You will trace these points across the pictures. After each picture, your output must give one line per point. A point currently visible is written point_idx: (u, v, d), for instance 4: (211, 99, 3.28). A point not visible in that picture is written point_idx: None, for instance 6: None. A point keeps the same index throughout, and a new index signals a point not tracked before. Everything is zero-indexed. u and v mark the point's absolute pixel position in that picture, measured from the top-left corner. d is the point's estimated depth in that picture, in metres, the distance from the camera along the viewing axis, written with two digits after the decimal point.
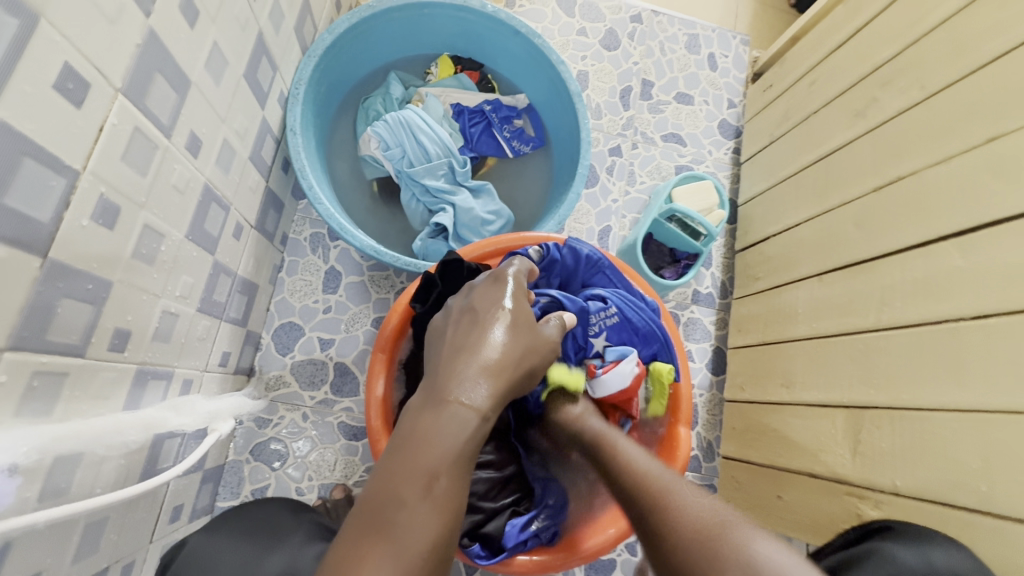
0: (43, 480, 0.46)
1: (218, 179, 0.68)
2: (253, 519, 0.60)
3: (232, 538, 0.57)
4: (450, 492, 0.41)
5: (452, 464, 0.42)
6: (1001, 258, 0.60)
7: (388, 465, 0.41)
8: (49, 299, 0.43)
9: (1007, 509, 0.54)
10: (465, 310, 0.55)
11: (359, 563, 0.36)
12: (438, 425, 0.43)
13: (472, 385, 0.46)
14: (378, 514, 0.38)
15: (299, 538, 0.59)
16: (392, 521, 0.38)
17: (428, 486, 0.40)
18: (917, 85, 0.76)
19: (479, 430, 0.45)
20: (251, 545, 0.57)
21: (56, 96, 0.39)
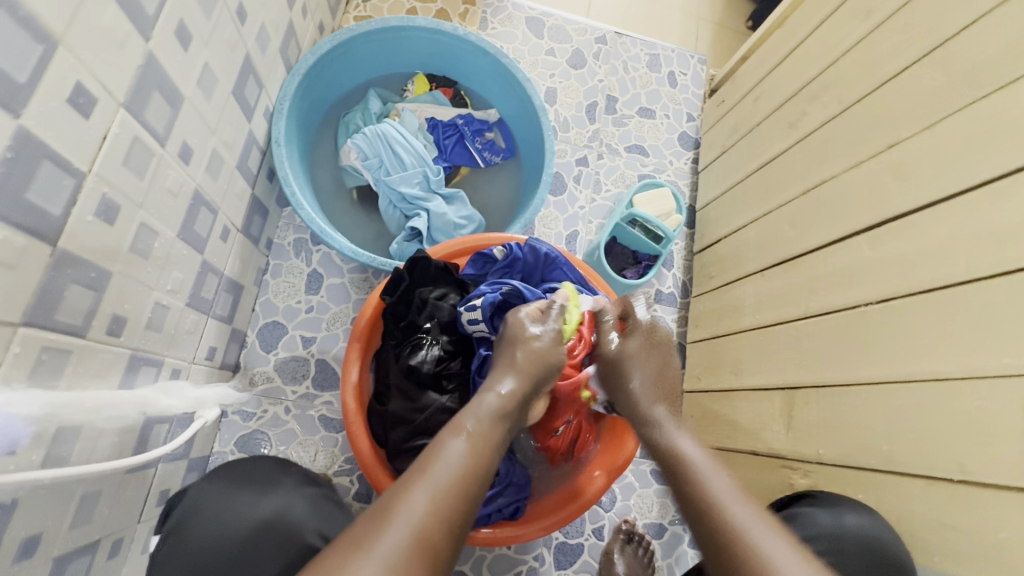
0: (47, 445, 0.52)
1: (208, 185, 0.75)
2: (247, 467, 0.67)
3: (233, 487, 0.63)
4: (482, 444, 0.52)
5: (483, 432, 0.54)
6: (901, 248, 0.68)
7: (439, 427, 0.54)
8: (59, 283, 0.49)
9: (907, 467, 0.61)
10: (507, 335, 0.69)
11: (411, 479, 0.47)
12: (476, 405, 0.57)
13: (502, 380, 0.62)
14: (429, 452, 0.50)
15: (293, 482, 0.67)
16: (438, 454, 0.49)
17: (468, 437, 0.52)
18: (838, 99, 0.85)
19: (504, 410, 0.58)
20: (251, 489, 0.64)
21: (71, 109, 0.46)
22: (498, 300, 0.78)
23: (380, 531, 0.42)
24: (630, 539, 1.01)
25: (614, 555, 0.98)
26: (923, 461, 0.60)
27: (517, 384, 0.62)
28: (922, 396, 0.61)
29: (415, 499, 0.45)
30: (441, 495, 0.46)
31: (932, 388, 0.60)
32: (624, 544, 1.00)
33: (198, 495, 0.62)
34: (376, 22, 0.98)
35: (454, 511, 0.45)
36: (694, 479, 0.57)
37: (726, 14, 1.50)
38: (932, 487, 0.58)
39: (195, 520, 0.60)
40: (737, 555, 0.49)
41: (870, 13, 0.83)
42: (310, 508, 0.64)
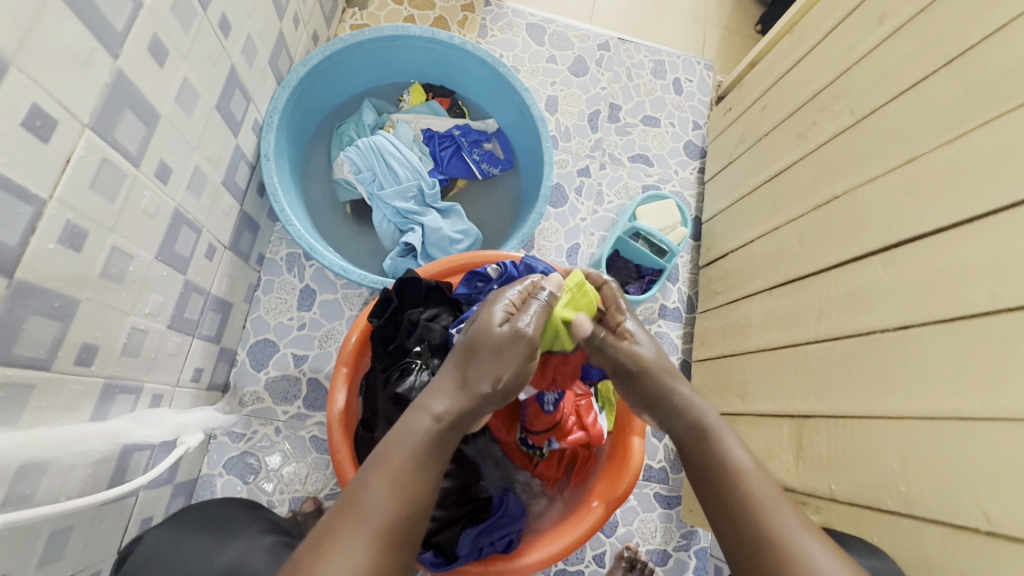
0: (8, 484, 0.49)
1: (190, 204, 0.72)
2: (209, 513, 0.63)
3: (191, 531, 0.60)
4: (411, 478, 0.50)
5: (413, 462, 0.50)
6: (918, 271, 0.63)
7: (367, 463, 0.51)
8: (17, 316, 0.47)
9: (926, 510, 0.57)
10: (465, 337, 0.60)
11: (331, 535, 0.45)
12: (406, 429, 0.52)
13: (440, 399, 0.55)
14: (351, 500, 0.48)
15: (255, 530, 0.63)
16: (359, 505, 0.47)
17: (391, 478, 0.49)
18: (850, 109, 0.81)
19: (438, 436, 0.53)
20: (210, 536, 0.60)
21: (26, 133, 0.44)
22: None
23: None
24: (633, 567, 0.98)
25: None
26: (943, 505, 0.55)
27: (455, 402, 0.55)
28: (944, 435, 0.56)
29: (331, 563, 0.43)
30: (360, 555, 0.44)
31: (953, 425, 0.55)
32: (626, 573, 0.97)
33: (153, 540, 0.59)
34: (368, 32, 0.95)
35: (378, 562, 0.45)
36: (716, 449, 0.56)
37: (734, 19, 1.46)
38: (951, 533, 0.54)
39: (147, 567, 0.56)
40: (765, 545, 0.48)
41: (884, 19, 0.78)
42: (270, 559, 0.59)
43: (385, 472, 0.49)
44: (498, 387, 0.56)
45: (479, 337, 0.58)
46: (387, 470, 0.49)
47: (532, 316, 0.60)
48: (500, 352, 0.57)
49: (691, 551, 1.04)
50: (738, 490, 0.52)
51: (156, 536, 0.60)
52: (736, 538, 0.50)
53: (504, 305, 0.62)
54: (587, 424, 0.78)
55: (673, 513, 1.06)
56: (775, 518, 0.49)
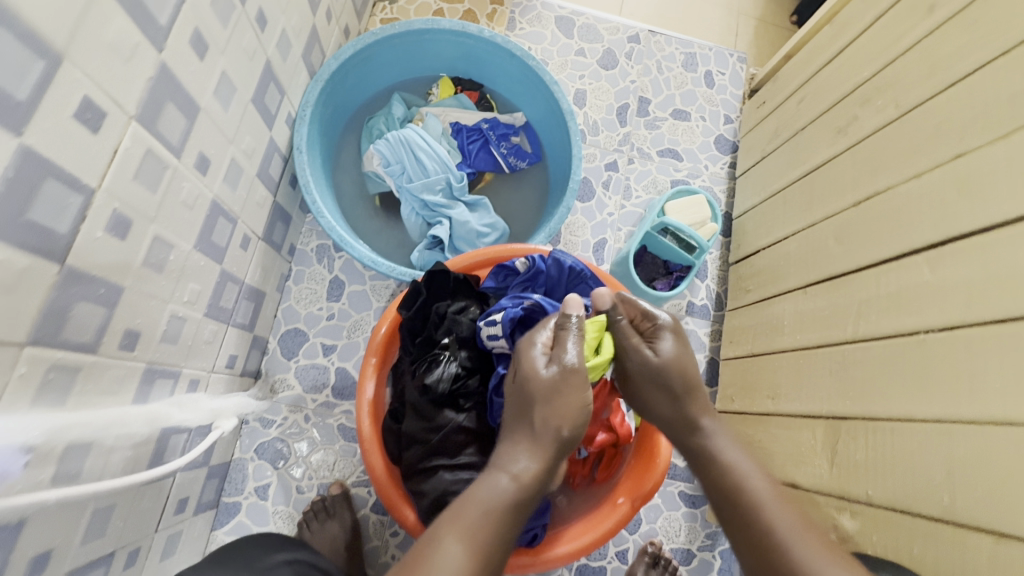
0: (56, 464, 0.51)
1: (227, 195, 0.74)
2: (242, 554, 0.66)
3: (229, 569, 0.63)
4: (484, 542, 0.48)
5: (489, 522, 0.50)
6: (967, 271, 0.61)
7: (439, 519, 0.51)
8: (67, 301, 0.48)
9: (971, 519, 0.55)
10: (516, 386, 0.59)
11: None
12: (485, 490, 0.52)
13: (518, 457, 0.54)
14: (423, 549, 0.47)
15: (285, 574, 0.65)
16: (432, 558, 0.46)
17: (467, 535, 0.48)
18: (894, 102, 0.78)
19: (516, 498, 0.52)
20: (245, 574, 0.63)
21: (77, 125, 0.45)
22: (520, 315, 0.71)
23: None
24: (656, 563, 0.97)
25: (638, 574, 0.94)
26: (989, 513, 0.53)
27: (535, 463, 0.54)
28: (991, 443, 0.54)
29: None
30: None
31: (1000, 431, 0.53)
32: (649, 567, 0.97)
33: (195, 573, 0.61)
34: (399, 26, 0.96)
35: None
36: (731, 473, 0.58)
37: (769, 9, 1.42)
38: (998, 543, 0.52)
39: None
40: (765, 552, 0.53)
41: (934, 8, 0.75)
42: None
43: (460, 529, 0.48)
44: (562, 437, 0.55)
45: (529, 385, 0.57)
46: (462, 527, 0.49)
47: (572, 344, 0.59)
48: (555, 398, 0.56)
49: (715, 551, 1.03)
50: (757, 517, 0.54)
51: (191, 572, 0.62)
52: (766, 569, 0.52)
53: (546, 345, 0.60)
54: (616, 425, 0.80)
55: (698, 513, 1.05)
56: (793, 547, 0.52)
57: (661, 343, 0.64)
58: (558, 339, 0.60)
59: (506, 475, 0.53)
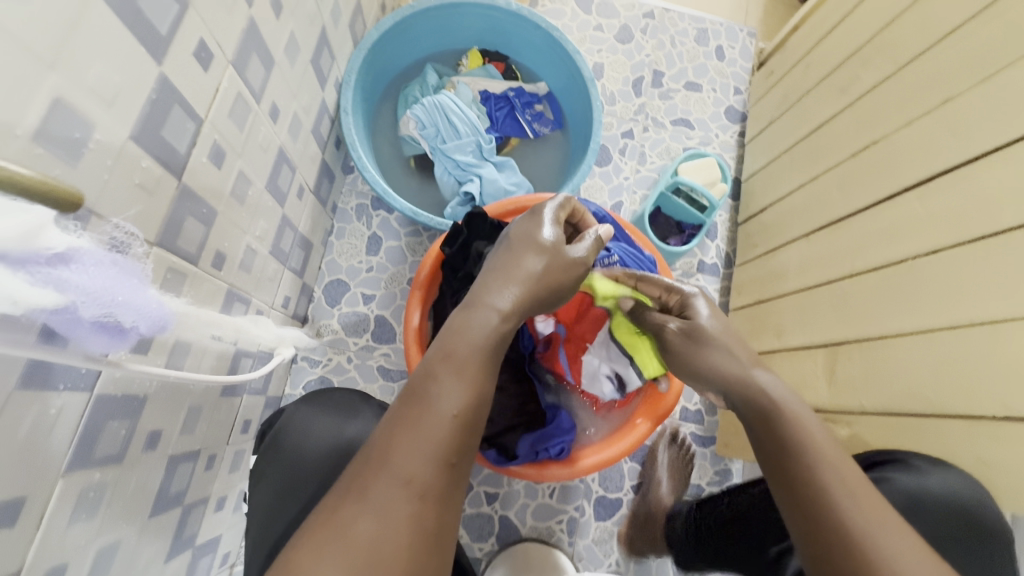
0: (167, 355, 0.61)
1: (289, 145, 0.83)
2: (333, 399, 0.77)
3: (321, 410, 0.74)
4: (476, 374, 0.51)
5: (478, 361, 0.52)
6: (951, 202, 0.69)
7: (431, 356, 0.52)
8: (180, 214, 0.58)
9: (949, 408, 0.63)
10: (505, 243, 0.64)
11: (404, 422, 0.47)
12: (470, 325, 0.54)
13: (502, 291, 0.57)
14: (418, 387, 0.50)
15: (370, 413, 0.75)
16: (427, 397, 0.49)
17: (458, 372, 0.51)
18: (891, 61, 0.85)
19: (502, 332, 0.55)
20: (333, 414, 0.73)
21: (194, 62, 0.55)
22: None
23: (373, 480, 0.45)
24: (674, 440, 1.12)
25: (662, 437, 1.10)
26: (964, 400, 0.62)
27: (519, 294, 0.57)
28: (966, 341, 0.62)
29: (403, 448, 0.45)
30: (431, 440, 0.46)
31: (976, 331, 0.62)
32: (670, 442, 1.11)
33: (297, 413, 0.74)
34: None
35: (452, 446, 0.47)
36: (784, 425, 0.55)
37: None
38: (972, 424, 0.61)
39: (289, 435, 0.72)
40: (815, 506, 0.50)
41: None
42: None
43: (450, 366, 0.51)
44: (539, 275, 0.60)
45: (520, 238, 0.63)
46: (454, 367, 0.51)
47: (588, 242, 0.67)
48: (541, 244, 0.62)
49: (723, 486, 1.12)
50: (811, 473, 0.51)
51: (294, 410, 0.75)
52: (814, 525, 0.49)
53: (543, 219, 0.66)
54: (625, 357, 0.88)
55: (707, 451, 1.13)
56: (840, 499, 0.49)
57: (689, 312, 0.69)
58: (556, 220, 0.67)
59: (497, 304, 0.56)
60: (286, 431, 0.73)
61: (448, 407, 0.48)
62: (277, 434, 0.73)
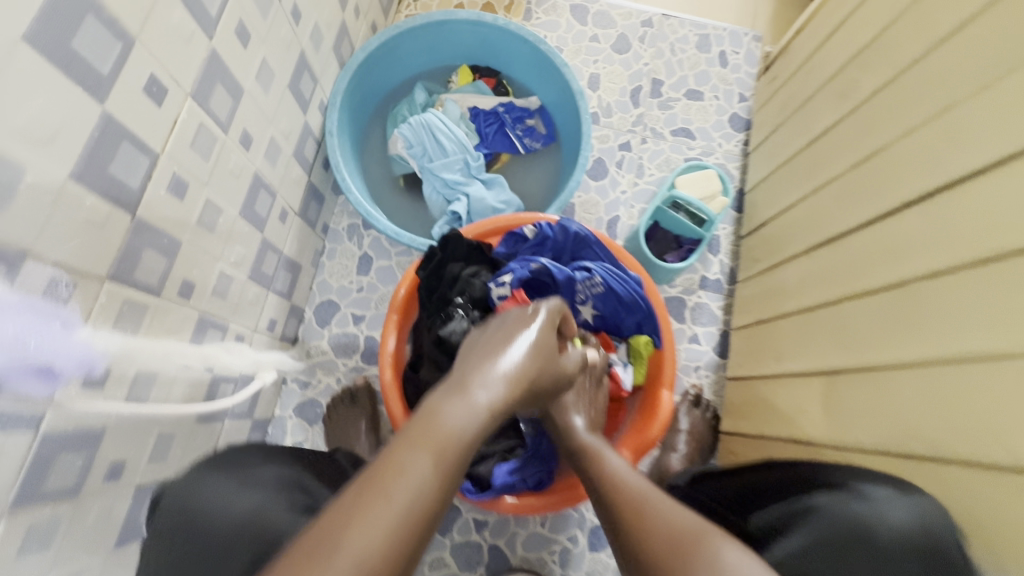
0: (129, 386, 0.60)
1: (266, 170, 0.83)
2: (239, 456, 0.61)
3: (212, 473, 0.58)
4: (454, 462, 0.44)
5: (460, 448, 0.45)
6: (952, 219, 0.63)
7: (408, 430, 0.45)
8: (137, 247, 0.58)
9: (950, 450, 0.57)
10: (494, 329, 0.59)
11: (364, 503, 0.39)
12: (453, 406, 0.47)
13: (488, 383, 0.50)
14: (388, 465, 0.42)
15: (274, 483, 0.59)
16: (397, 471, 0.41)
17: (436, 454, 0.43)
18: (895, 64, 0.79)
19: (485, 425, 0.48)
20: (235, 479, 0.58)
21: (145, 97, 0.55)
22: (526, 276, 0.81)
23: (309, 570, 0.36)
24: (697, 404, 1.05)
25: (679, 414, 1.04)
26: (965, 444, 0.56)
27: (509, 391, 0.51)
28: (969, 377, 0.56)
29: (359, 538, 0.37)
30: (395, 524, 0.39)
31: (978, 368, 0.55)
32: (691, 407, 1.04)
33: (177, 486, 0.56)
34: (420, 17, 1.04)
35: (412, 543, 0.39)
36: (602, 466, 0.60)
37: None
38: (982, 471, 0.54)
39: (172, 507, 0.56)
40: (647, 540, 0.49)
41: None
42: (293, 514, 0.56)
43: (427, 445, 0.43)
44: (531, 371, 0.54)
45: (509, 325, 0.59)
46: (433, 444, 0.44)
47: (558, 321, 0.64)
48: (534, 343, 0.58)
49: None
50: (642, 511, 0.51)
51: (175, 487, 0.57)
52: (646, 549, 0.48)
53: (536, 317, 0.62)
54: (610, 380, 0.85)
55: None
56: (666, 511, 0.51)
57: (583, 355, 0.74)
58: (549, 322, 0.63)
59: (483, 395, 0.49)
60: (172, 500, 0.56)
61: (417, 493, 0.41)
62: (162, 505, 0.57)
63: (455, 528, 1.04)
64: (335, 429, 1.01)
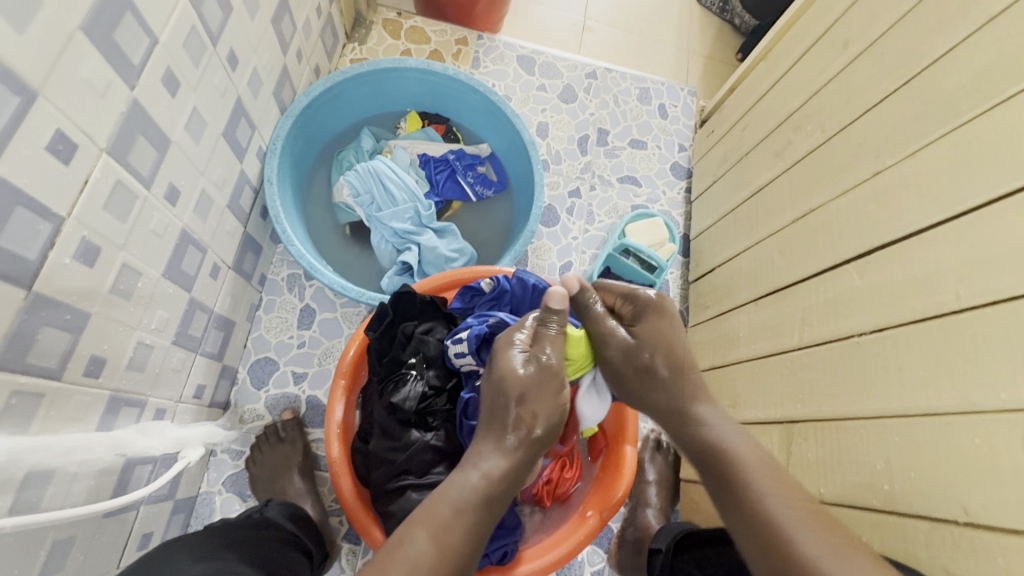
0: (15, 491, 0.51)
1: (196, 226, 0.76)
2: (145, 561, 0.55)
3: None
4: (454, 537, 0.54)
5: (460, 516, 0.55)
6: (891, 277, 0.67)
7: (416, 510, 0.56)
8: (32, 326, 0.50)
9: (909, 506, 0.59)
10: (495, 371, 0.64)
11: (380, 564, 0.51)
12: (457, 486, 0.57)
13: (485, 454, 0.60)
14: (397, 539, 0.53)
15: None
16: (406, 543, 0.52)
17: (436, 527, 0.54)
18: (821, 128, 0.86)
19: (483, 494, 0.57)
20: None
21: (48, 156, 0.48)
22: (485, 332, 0.75)
23: None
24: (659, 448, 1.06)
25: (645, 465, 1.04)
26: (922, 500, 0.57)
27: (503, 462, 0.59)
28: (919, 429, 0.59)
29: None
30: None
31: (929, 421, 0.58)
32: (654, 453, 1.06)
33: None
34: (367, 65, 1.01)
35: None
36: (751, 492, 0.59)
37: (715, 47, 1.54)
38: (935, 528, 0.55)
39: None
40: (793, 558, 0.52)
41: (848, 45, 0.84)
42: None
43: (430, 522, 0.54)
44: (533, 435, 0.62)
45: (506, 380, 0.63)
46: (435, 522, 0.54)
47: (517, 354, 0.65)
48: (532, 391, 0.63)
49: None
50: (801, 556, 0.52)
51: None
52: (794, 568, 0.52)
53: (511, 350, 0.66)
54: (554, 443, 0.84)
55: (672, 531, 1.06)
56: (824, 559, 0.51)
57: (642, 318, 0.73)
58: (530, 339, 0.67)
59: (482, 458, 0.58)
60: None
61: (422, 551, 0.52)
62: None
63: None
64: (260, 469, 0.92)
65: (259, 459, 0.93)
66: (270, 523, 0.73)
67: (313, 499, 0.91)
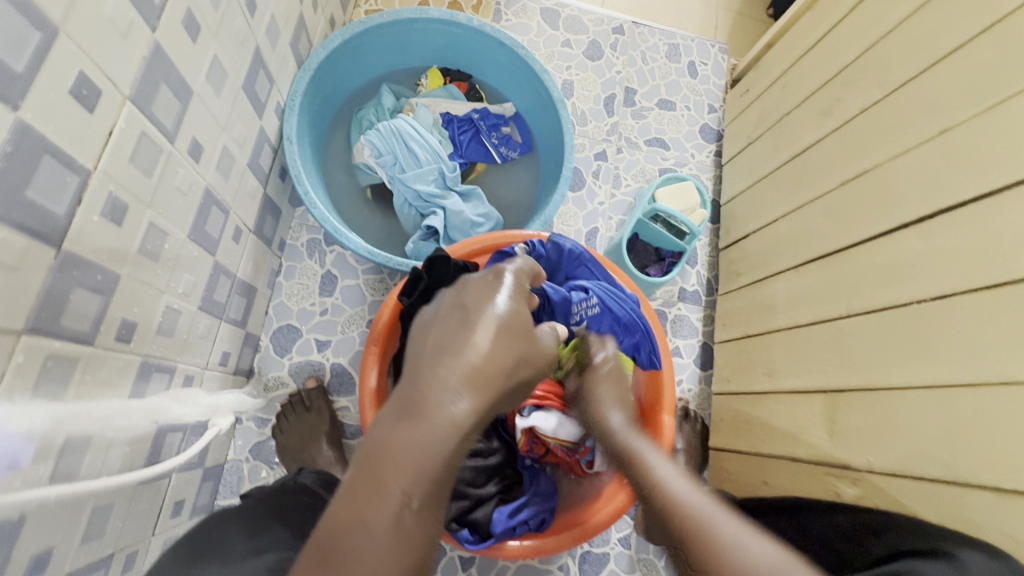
0: (55, 458, 0.49)
1: (219, 184, 0.72)
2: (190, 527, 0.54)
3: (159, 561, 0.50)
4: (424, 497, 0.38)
5: (428, 473, 0.38)
6: (956, 241, 0.64)
7: (355, 475, 0.38)
8: (64, 287, 0.47)
9: (971, 476, 0.57)
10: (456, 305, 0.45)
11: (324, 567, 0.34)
12: (409, 437, 0.38)
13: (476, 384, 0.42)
14: (341, 523, 0.36)
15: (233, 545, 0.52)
16: (356, 528, 0.35)
17: (394, 495, 0.37)
18: (878, 84, 0.81)
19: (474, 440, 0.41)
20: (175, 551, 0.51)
21: (73, 102, 0.44)
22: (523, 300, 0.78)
23: None
24: (687, 416, 1.05)
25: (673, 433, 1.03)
26: (986, 471, 0.56)
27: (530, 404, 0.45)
28: (987, 398, 0.57)
29: None
30: None
31: (1002, 390, 0.55)
32: (682, 421, 1.04)
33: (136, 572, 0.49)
34: (387, 14, 0.94)
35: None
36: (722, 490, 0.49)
37: (746, 2, 1.45)
38: (999, 498, 0.54)
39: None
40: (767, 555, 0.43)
41: None
42: None
43: (381, 493, 0.36)
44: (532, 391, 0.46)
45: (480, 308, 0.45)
46: (390, 490, 0.37)
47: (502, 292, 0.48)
48: (505, 330, 0.44)
49: None
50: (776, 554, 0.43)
51: None
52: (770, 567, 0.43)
53: (502, 286, 0.48)
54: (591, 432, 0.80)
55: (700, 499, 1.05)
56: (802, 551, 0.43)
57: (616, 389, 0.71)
58: (518, 286, 0.50)
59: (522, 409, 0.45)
60: None
61: (383, 528, 0.36)
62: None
63: (439, 569, 0.93)
64: (286, 437, 0.91)
65: (286, 427, 0.92)
66: (309, 490, 0.71)
67: (343, 467, 0.91)
